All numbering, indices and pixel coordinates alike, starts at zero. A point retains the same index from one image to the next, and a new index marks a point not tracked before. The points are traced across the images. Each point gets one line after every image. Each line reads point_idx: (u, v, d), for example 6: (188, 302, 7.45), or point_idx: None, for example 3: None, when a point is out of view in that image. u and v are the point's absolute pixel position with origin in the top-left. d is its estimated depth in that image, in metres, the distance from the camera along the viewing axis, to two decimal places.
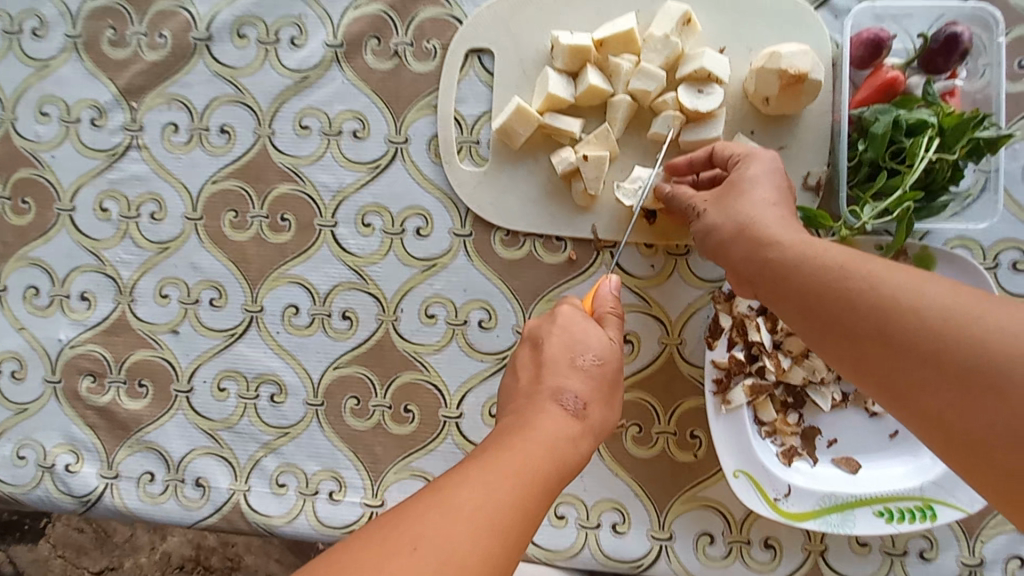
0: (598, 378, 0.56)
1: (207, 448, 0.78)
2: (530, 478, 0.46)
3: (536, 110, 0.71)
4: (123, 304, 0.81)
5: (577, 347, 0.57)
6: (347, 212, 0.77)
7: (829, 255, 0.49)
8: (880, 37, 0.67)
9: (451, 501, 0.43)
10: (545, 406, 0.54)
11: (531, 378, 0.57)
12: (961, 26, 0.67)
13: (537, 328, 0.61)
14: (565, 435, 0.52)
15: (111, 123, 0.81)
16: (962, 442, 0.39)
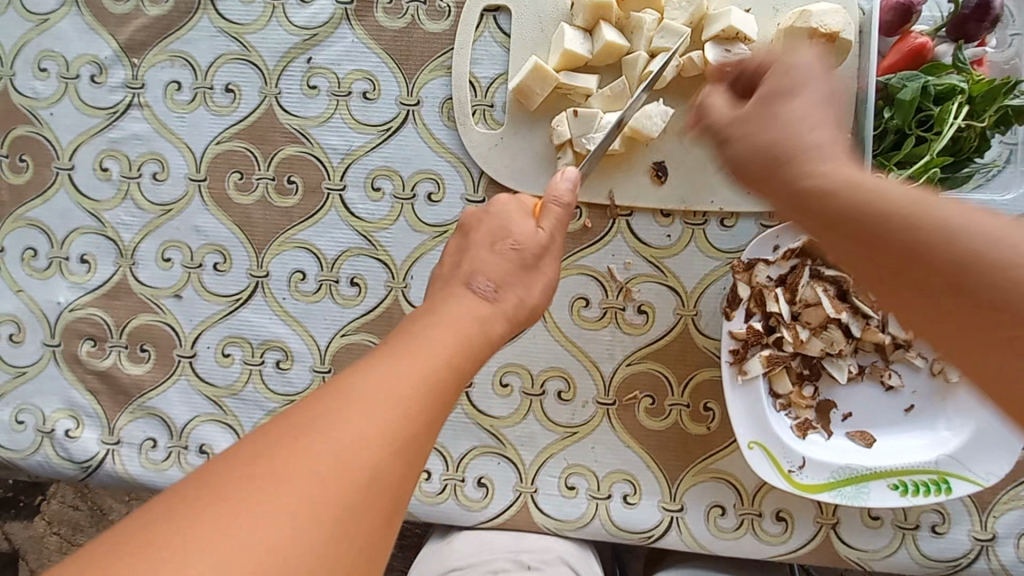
0: (518, 260, 0.52)
1: (211, 415, 0.77)
2: (436, 368, 0.41)
3: (553, 69, 0.69)
4: (124, 267, 0.78)
5: (500, 233, 0.54)
6: (356, 175, 0.75)
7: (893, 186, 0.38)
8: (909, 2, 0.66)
9: (335, 406, 0.37)
10: (456, 290, 0.50)
11: (453, 263, 0.54)
12: None
13: (470, 217, 0.57)
14: (476, 317, 0.48)
15: (111, 80, 0.79)
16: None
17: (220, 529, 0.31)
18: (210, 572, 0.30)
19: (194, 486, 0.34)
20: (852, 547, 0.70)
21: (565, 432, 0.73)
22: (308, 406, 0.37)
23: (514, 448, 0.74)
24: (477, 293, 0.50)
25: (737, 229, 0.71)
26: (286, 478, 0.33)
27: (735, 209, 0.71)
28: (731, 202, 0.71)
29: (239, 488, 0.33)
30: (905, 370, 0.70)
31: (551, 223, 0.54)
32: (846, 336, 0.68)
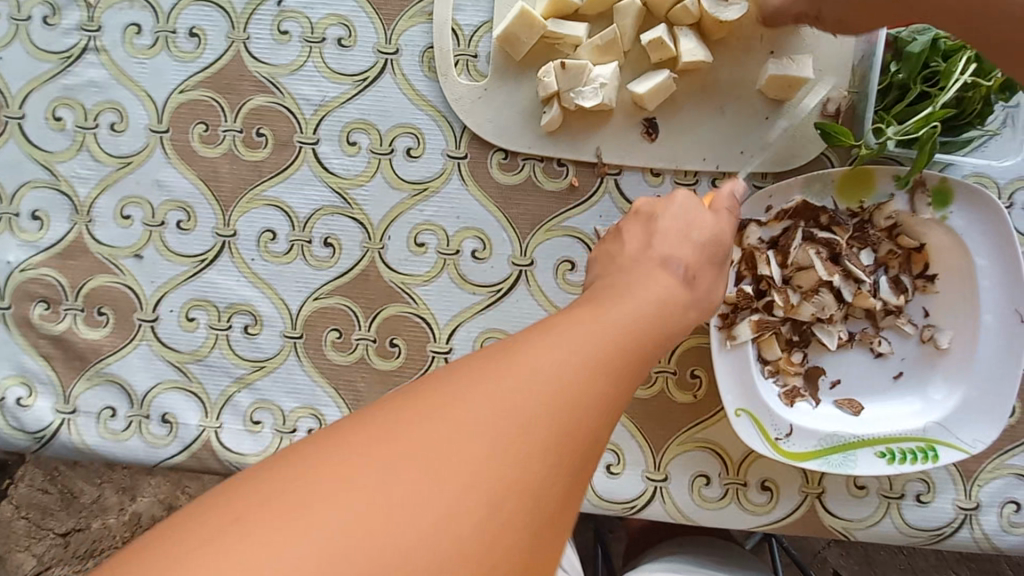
0: (705, 254, 0.50)
1: (175, 382, 0.73)
2: (630, 363, 0.40)
3: (541, 15, 0.66)
4: (80, 225, 0.73)
5: (689, 225, 0.51)
6: (330, 129, 0.71)
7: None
8: None
9: (535, 383, 0.36)
10: (654, 274, 0.47)
11: (641, 243, 0.51)
12: None
13: (648, 205, 0.54)
14: (668, 311, 0.45)
15: (65, 22, 0.73)
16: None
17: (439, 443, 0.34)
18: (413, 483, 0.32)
19: (415, 404, 0.36)
20: (837, 517, 0.69)
21: None
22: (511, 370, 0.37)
23: None
24: (675, 280, 0.47)
25: None
26: (511, 415, 0.35)
27: (728, 169, 0.68)
28: (724, 161, 0.67)
29: (439, 443, 0.33)
30: (895, 337, 0.68)
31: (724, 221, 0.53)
32: (837, 302, 0.66)
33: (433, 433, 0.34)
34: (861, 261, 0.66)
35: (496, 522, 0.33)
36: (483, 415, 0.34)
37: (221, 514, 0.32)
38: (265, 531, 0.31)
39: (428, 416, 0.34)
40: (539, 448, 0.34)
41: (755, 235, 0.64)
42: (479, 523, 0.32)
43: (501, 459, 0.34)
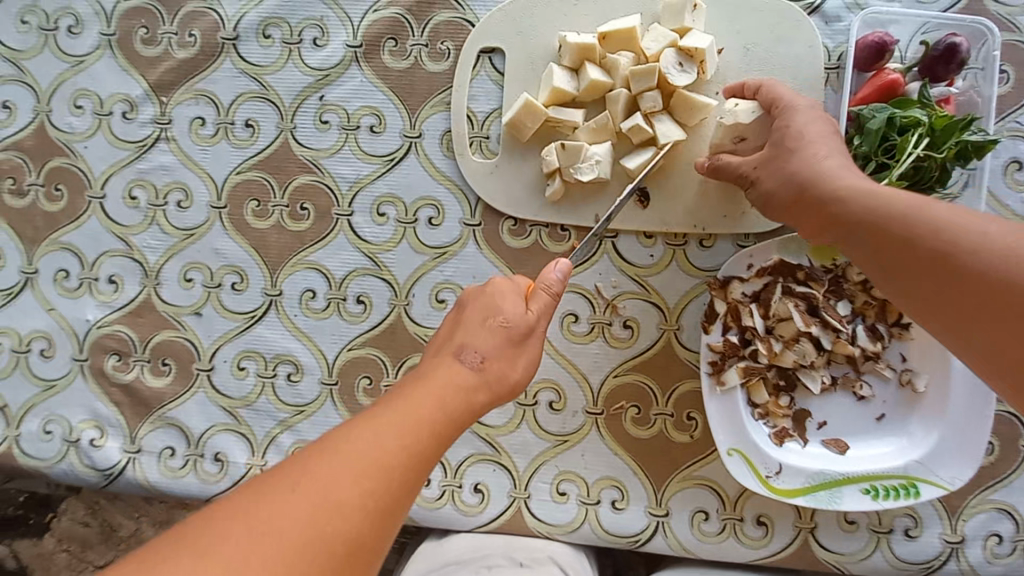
0: (501, 340, 0.57)
1: (226, 425, 0.82)
2: (419, 431, 0.49)
3: (543, 104, 0.76)
4: (149, 287, 0.85)
5: (493, 308, 0.59)
6: (363, 202, 0.82)
7: (895, 197, 0.54)
8: (883, 42, 0.72)
9: (341, 456, 0.46)
10: (444, 366, 0.55)
11: (447, 332, 0.60)
12: (961, 38, 0.71)
13: (466, 295, 0.63)
14: (458, 389, 0.54)
15: (141, 116, 0.86)
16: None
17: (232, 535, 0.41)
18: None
19: (226, 503, 0.44)
20: (830, 551, 0.74)
21: (556, 440, 0.78)
22: (328, 446, 0.47)
23: (508, 456, 0.78)
24: (464, 370, 0.55)
25: (714, 249, 0.77)
26: (304, 507, 0.43)
27: (713, 231, 0.77)
28: (710, 224, 0.76)
29: (247, 520, 0.42)
30: (876, 382, 0.74)
31: (538, 307, 0.60)
32: (816, 349, 0.73)
33: (273, 495, 0.43)
34: (838, 312, 0.73)
35: (315, 558, 0.41)
36: (300, 481, 0.44)
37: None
38: None
39: (264, 484, 0.45)
40: (335, 505, 0.43)
41: (738, 290, 0.71)
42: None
43: (283, 547, 0.41)
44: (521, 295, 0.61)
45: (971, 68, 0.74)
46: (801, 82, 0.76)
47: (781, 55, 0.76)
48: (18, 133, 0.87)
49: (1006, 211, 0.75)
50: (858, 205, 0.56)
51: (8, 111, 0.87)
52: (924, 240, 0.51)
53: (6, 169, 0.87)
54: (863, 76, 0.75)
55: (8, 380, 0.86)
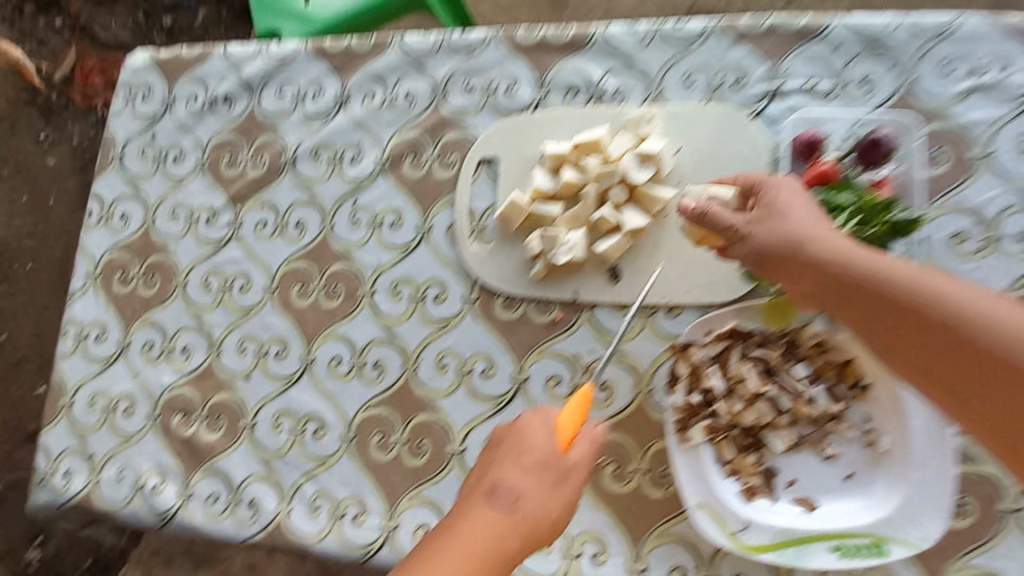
0: (533, 477, 0.66)
1: (261, 474, 0.96)
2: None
3: (527, 200, 0.92)
4: (212, 355, 1.04)
5: (524, 448, 0.67)
6: (383, 283, 0.99)
7: (866, 262, 0.65)
8: (816, 138, 0.85)
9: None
10: (479, 509, 0.64)
11: (480, 472, 0.69)
12: (884, 133, 0.84)
13: (500, 434, 0.72)
14: (493, 533, 0.62)
15: (220, 221, 1.10)
16: (1003, 436, 0.57)
17: None
18: None
19: None
20: None
21: None
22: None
23: None
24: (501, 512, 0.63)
25: (680, 318, 0.87)
26: None
27: (678, 302, 0.87)
28: (675, 296, 0.87)
29: None
30: (842, 441, 0.78)
31: (571, 455, 0.67)
32: (775, 409, 0.79)
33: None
34: (795, 373, 0.79)
35: None
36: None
37: None
38: None
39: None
40: None
41: (698, 354, 0.81)
42: None
43: None
44: (547, 440, 0.67)
45: (898, 156, 0.85)
46: None
47: (728, 154, 0.90)
48: (131, 236, 1.12)
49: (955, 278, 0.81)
50: (835, 268, 0.66)
51: (125, 220, 1.13)
52: (896, 300, 0.63)
53: (118, 264, 1.12)
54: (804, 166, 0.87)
55: (98, 433, 1.04)
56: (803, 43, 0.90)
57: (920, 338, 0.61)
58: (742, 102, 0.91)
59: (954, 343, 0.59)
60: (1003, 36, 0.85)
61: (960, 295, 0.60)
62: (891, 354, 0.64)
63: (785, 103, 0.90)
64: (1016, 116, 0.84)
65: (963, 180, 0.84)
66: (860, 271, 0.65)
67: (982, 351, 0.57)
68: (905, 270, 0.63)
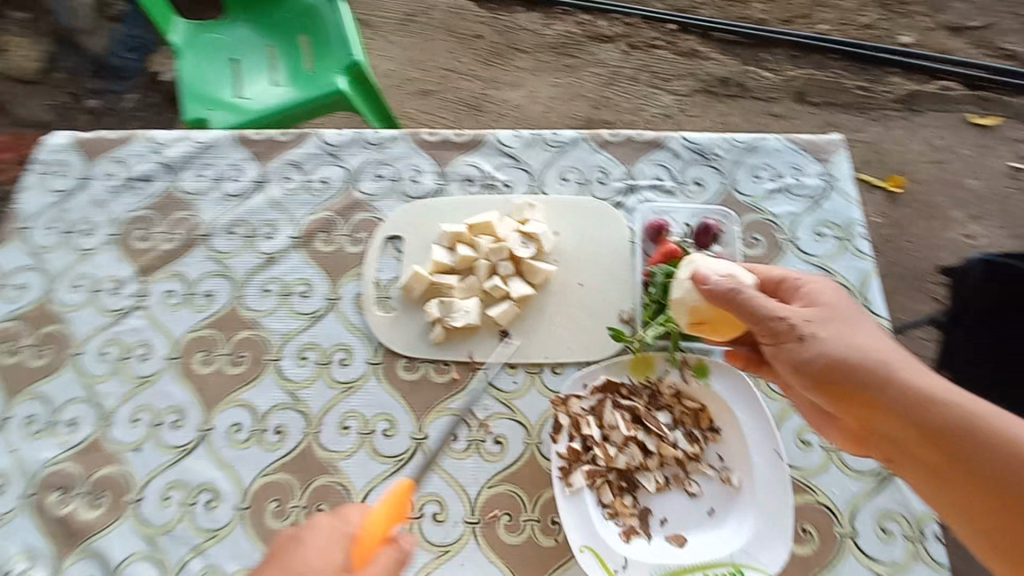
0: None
1: (143, 553, 0.91)
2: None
3: (427, 271, 1.03)
4: (101, 427, 1.00)
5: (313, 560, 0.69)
6: (290, 349, 1.03)
7: (906, 374, 0.69)
8: (661, 225, 1.04)
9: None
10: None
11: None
12: (714, 221, 1.05)
13: (284, 544, 0.72)
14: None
15: (125, 291, 1.11)
16: (978, 519, 0.62)
17: None
18: None
19: None
20: None
21: (439, 551, 0.88)
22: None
23: None
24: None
25: (563, 374, 0.98)
26: None
27: (561, 360, 0.99)
28: (558, 354, 0.99)
29: None
30: (702, 479, 0.90)
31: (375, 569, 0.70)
32: (643, 452, 0.90)
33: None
34: (659, 420, 0.92)
35: None
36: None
37: None
38: None
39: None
40: None
41: (576, 404, 0.91)
42: None
43: None
44: (327, 559, 0.70)
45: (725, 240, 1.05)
46: (614, 251, 1.06)
47: (598, 235, 1.07)
48: (24, 306, 1.10)
49: None
50: (850, 358, 0.72)
51: (20, 289, 1.11)
52: (921, 406, 0.66)
53: (6, 334, 1.08)
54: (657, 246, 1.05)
55: None
56: (652, 152, 1.13)
57: (949, 453, 0.63)
58: (607, 194, 1.11)
59: (941, 440, 0.64)
60: (794, 152, 1.13)
61: (983, 409, 0.64)
62: (914, 470, 0.68)
63: (640, 196, 1.10)
64: (809, 212, 1.09)
65: (776, 258, 1.05)
66: (887, 377, 0.69)
67: (949, 442, 0.63)
68: (929, 385, 0.67)
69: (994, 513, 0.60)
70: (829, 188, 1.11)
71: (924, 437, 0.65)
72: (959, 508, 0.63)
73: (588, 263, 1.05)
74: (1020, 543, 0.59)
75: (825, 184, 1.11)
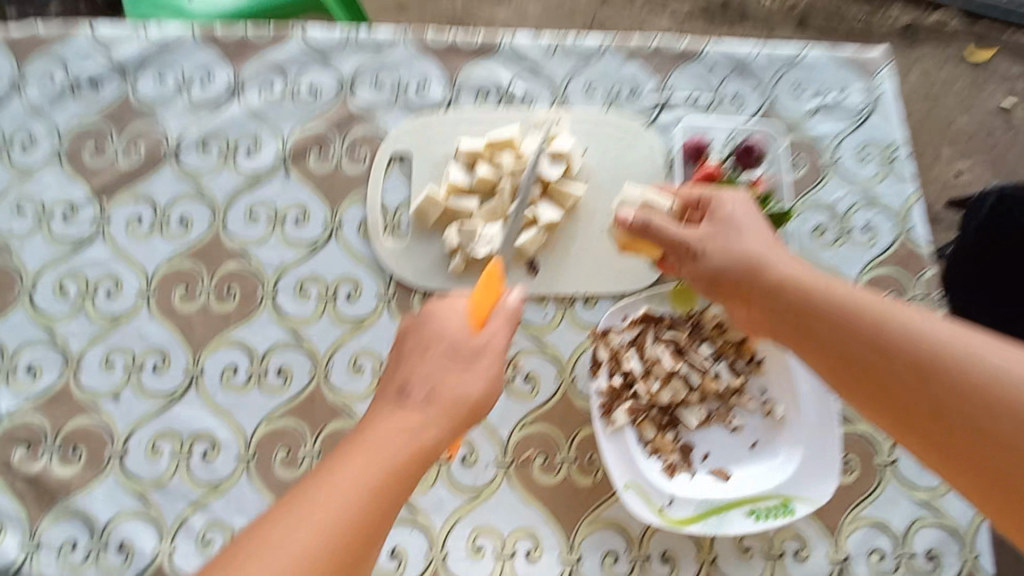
0: (434, 368, 0.63)
1: (134, 510, 0.82)
2: (363, 491, 0.55)
3: (443, 194, 0.91)
4: (68, 374, 0.87)
5: (437, 337, 0.65)
6: (287, 283, 0.90)
7: (863, 303, 0.65)
8: (699, 143, 0.96)
9: (273, 534, 0.53)
10: (394, 400, 0.62)
11: (393, 370, 0.65)
12: (756, 139, 0.95)
13: (408, 326, 0.67)
14: (397, 423, 0.60)
15: (80, 217, 0.94)
16: (950, 449, 0.56)
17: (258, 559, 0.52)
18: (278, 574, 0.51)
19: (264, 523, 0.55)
20: None
21: (470, 495, 0.82)
22: (314, 478, 0.57)
23: (424, 515, 0.81)
24: (409, 403, 0.61)
25: (597, 307, 0.90)
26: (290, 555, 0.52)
27: (594, 291, 0.90)
28: (591, 286, 0.90)
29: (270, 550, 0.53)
30: (744, 413, 0.85)
31: (491, 334, 0.66)
32: (687, 386, 0.84)
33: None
34: (701, 353, 0.86)
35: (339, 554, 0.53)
36: (266, 542, 0.53)
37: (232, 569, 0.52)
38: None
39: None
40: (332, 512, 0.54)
41: (617, 338, 0.85)
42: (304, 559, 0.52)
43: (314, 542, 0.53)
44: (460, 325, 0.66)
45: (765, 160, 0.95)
46: (647, 175, 0.96)
47: (630, 154, 0.96)
48: None
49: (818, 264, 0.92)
50: (806, 286, 0.69)
51: None
52: (866, 333, 0.63)
53: None
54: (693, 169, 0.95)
55: None
56: (686, 63, 1.01)
57: (902, 385, 0.59)
58: (638, 110, 0.99)
59: (893, 364, 0.60)
60: (837, 67, 1.02)
61: (930, 330, 0.60)
62: (865, 401, 0.63)
63: (674, 113, 0.99)
64: (854, 129, 0.99)
65: (819, 182, 0.96)
66: (834, 305, 0.66)
67: (915, 372, 0.59)
68: (872, 307, 0.64)
69: (939, 438, 0.57)
70: (873, 107, 1.00)
71: (870, 368, 0.62)
72: (940, 441, 0.57)
73: (619, 186, 0.95)
74: (978, 494, 0.55)
75: (869, 103, 1.00)
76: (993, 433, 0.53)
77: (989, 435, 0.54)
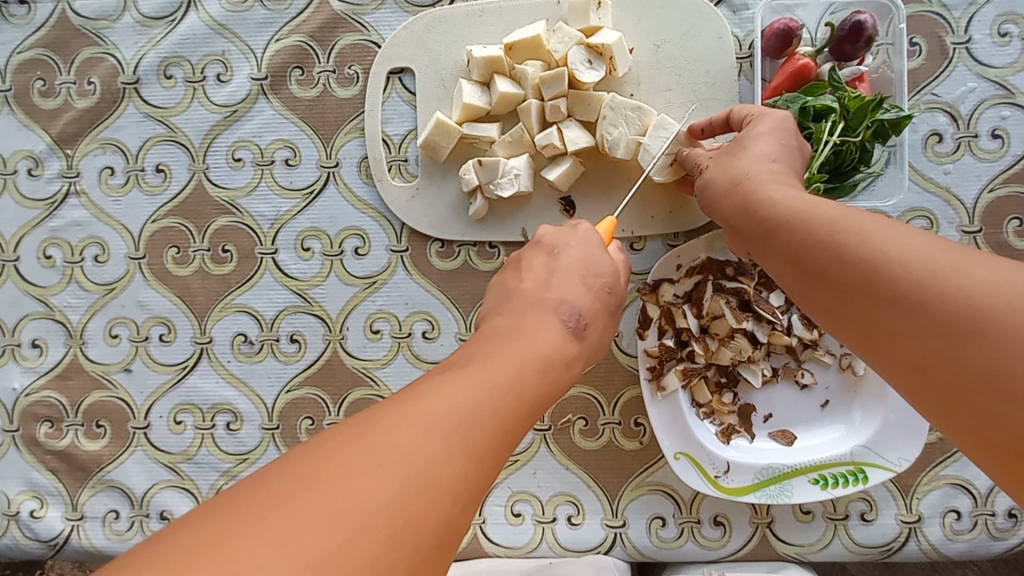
0: (595, 298, 0.54)
1: (169, 481, 0.80)
2: (506, 394, 0.42)
3: (456, 121, 0.74)
4: (75, 348, 0.82)
5: (591, 266, 0.56)
6: (286, 238, 0.79)
7: (820, 212, 0.49)
8: (789, 27, 0.70)
9: (431, 402, 0.39)
10: (547, 316, 0.51)
11: (537, 284, 0.55)
12: (866, 14, 0.68)
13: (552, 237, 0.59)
14: (554, 343, 0.49)
15: (47, 172, 0.82)
16: (923, 380, 0.39)
17: (363, 460, 0.36)
18: (367, 490, 0.34)
19: (353, 422, 0.39)
20: (788, 544, 0.74)
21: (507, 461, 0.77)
22: (462, 364, 0.44)
23: None
24: (565, 323, 0.51)
25: (645, 252, 0.76)
26: (400, 459, 0.36)
27: (643, 233, 0.75)
28: (639, 227, 0.75)
29: (376, 448, 0.36)
30: (816, 368, 0.73)
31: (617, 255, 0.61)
32: (752, 343, 0.71)
33: (269, 518, 0.33)
34: (770, 303, 0.72)
35: (457, 477, 0.37)
36: (369, 435, 0.37)
37: (319, 459, 0.36)
38: (324, 501, 0.33)
39: (311, 451, 0.37)
40: (464, 417, 0.39)
41: (669, 292, 0.72)
42: (418, 474, 0.36)
43: (437, 441, 0.37)
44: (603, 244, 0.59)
45: (881, 44, 0.72)
46: (713, 76, 0.74)
47: (691, 49, 0.74)
48: None
49: (927, 183, 0.74)
50: (774, 202, 0.53)
51: None
52: (816, 245, 0.47)
53: None
54: (776, 64, 0.73)
55: None
56: None
57: (889, 305, 0.41)
58: None
59: (844, 276, 0.45)
60: None
61: (898, 232, 0.43)
62: (853, 338, 0.45)
63: None
64: None
65: (940, 72, 0.74)
66: (791, 212, 0.51)
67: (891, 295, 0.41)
68: (833, 213, 0.48)
69: (940, 383, 0.38)
70: None
71: (825, 283, 0.46)
72: (912, 373, 0.40)
73: (676, 95, 0.74)
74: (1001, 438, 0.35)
75: None
76: (1001, 370, 0.35)
77: (978, 362, 0.36)
